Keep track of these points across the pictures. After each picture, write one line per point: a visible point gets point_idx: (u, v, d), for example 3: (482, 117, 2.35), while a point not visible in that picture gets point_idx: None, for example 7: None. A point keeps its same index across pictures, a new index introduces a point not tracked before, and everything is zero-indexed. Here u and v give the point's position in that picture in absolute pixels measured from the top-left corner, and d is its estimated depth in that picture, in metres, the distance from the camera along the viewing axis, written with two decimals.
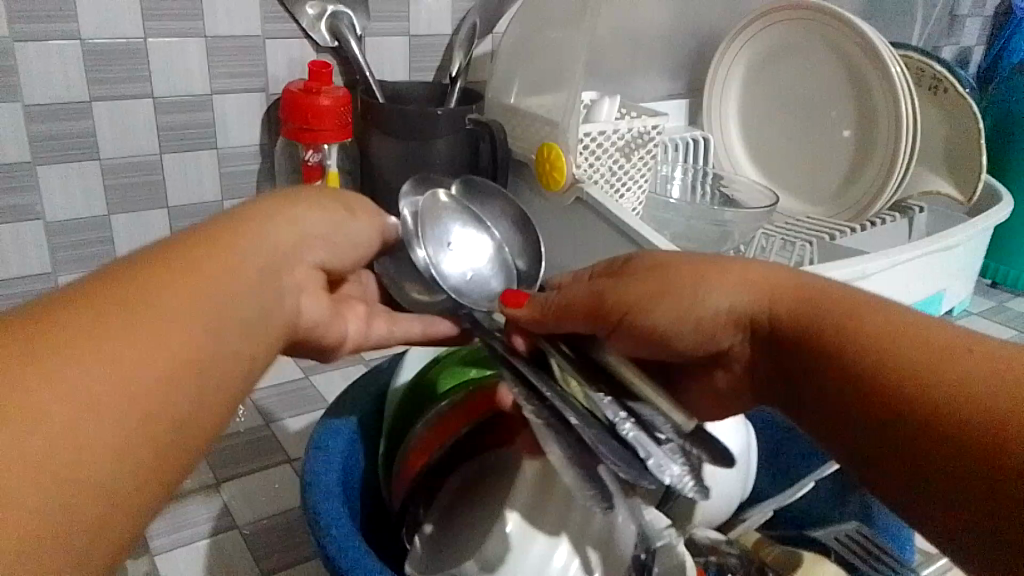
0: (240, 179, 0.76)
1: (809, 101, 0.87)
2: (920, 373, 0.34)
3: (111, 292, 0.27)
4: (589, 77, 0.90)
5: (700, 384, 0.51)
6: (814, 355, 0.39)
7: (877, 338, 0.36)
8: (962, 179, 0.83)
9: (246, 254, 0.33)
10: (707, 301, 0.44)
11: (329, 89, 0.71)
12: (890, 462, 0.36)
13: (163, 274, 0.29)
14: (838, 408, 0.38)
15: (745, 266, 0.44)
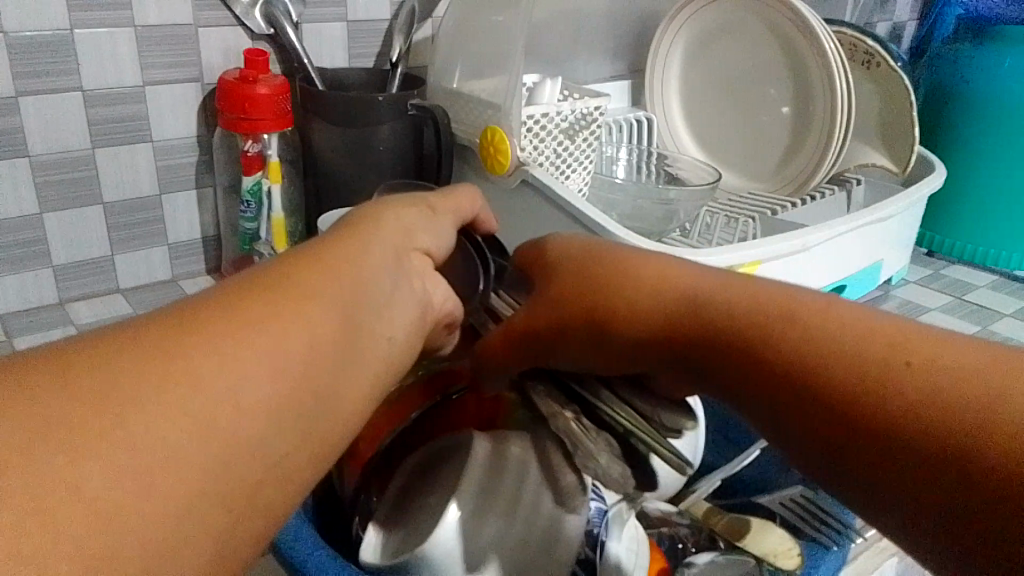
0: (178, 172, 0.73)
1: (747, 78, 0.88)
2: (892, 376, 0.30)
3: (221, 310, 0.27)
4: (532, 61, 0.90)
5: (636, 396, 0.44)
6: (747, 372, 0.34)
7: (840, 336, 0.32)
8: (896, 150, 0.86)
9: (352, 272, 0.32)
10: (626, 323, 0.39)
11: (265, 77, 0.69)
12: (846, 485, 0.31)
13: (271, 293, 0.29)
14: (785, 425, 0.33)
15: (665, 271, 0.40)
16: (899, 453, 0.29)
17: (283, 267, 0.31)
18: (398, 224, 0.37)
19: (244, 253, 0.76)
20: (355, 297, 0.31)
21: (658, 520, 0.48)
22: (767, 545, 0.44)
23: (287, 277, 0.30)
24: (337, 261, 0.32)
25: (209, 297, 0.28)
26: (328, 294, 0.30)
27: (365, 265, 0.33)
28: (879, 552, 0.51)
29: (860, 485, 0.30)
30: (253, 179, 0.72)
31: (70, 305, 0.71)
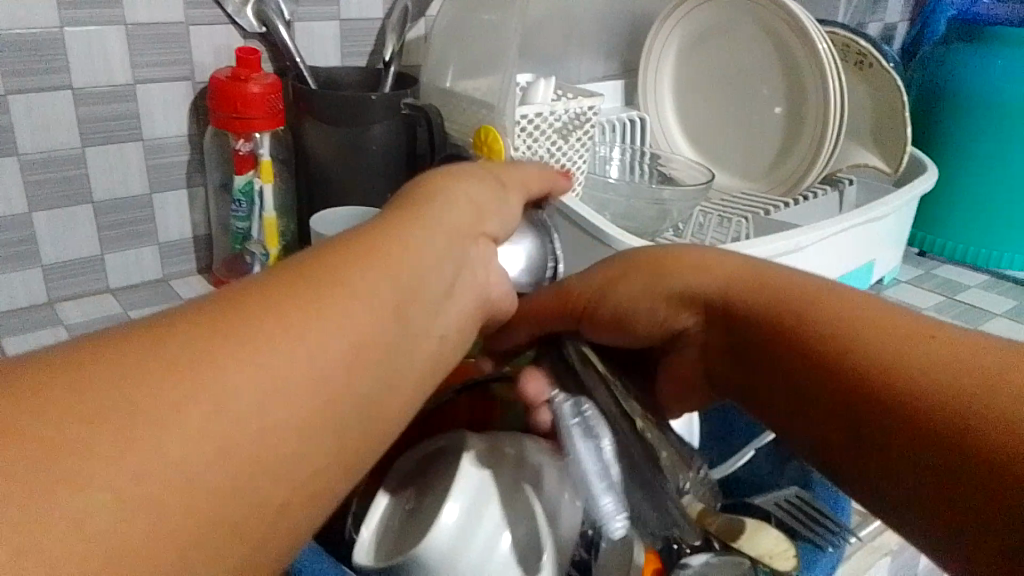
0: (168, 171, 0.73)
1: (740, 78, 0.88)
2: (920, 354, 0.33)
3: (255, 305, 0.26)
4: (525, 60, 0.90)
5: (669, 375, 0.48)
6: (785, 350, 0.38)
7: (866, 322, 0.35)
8: (888, 151, 0.86)
9: (407, 267, 0.31)
10: (673, 285, 0.44)
11: (258, 76, 0.69)
12: (869, 456, 0.34)
13: (313, 285, 0.27)
14: (816, 396, 0.36)
15: (712, 254, 0.44)
16: (925, 429, 0.31)
17: (336, 255, 0.29)
18: (455, 216, 0.36)
19: (236, 252, 0.75)
20: (403, 296, 0.30)
21: None
22: (761, 546, 0.44)
23: (334, 266, 0.29)
24: (389, 252, 0.31)
25: (253, 286, 0.27)
26: (380, 290, 0.29)
27: (415, 261, 0.32)
28: (871, 552, 0.51)
29: (880, 452, 0.33)
30: (245, 178, 0.72)
31: (60, 306, 0.71)
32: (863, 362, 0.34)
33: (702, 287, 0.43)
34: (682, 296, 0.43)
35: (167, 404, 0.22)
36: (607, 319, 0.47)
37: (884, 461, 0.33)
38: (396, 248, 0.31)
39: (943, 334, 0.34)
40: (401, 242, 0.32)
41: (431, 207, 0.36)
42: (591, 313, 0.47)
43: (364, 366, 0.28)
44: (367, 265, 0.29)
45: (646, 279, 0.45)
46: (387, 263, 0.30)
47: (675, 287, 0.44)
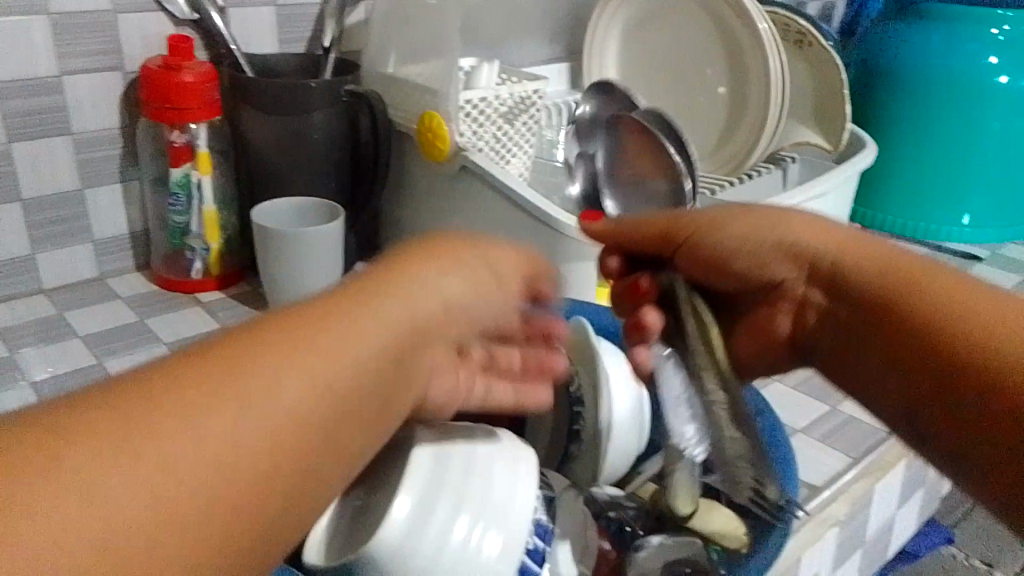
0: (99, 166, 0.70)
1: (683, 59, 0.89)
2: (962, 314, 0.41)
3: (204, 367, 0.26)
4: (468, 44, 0.88)
5: (759, 320, 0.55)
6: (888, 312, 0.45)
7: (959, 305, 0.41)
8: (827, 128, 0.88)
9: (383, 331, 0.31)
10: (787, 238, 0.50)
11: (191, 64, 0.66)
12: (944, 414, 0.41)
13: (270, 346, 0.28)
14: (908, 352, 0.43)
15: (821, 227, 0.50)
16: (958, 373, 0.40)
17: (308, 315, 0.30)
18: (450, 276, 0.36)
19: (176, 248, 0.73)
20: (322, 397, 0.28)
21: (605, 505, 0.49)
22: (718, 526, 0.45)
23: (243, 356, 0.27)
24: (315, 340, 0.29)
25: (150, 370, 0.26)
26: (348, 357, 0.29)
27: (347, 355, 0.29)
28: (820, 523, 0.52)
29: (955, 410, 0.41)
30: (182, 170, 0.70)
31: None
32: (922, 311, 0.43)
33: (805, 241, 0.50)
34: (786, 250, 0.50)
35: (89, 468, 0.23)
36: (706, 258, 0.52)
37: (928, 394, 0.43)
38: (328, 340, 0.29)
39: (995, 296, 0.41)
40: (338, 332, 0.30)
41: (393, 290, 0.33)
42: (686, 245, 0.52)
43: (261, 483, 0.26)
44: (288, 357, 0.28)
45: (747, 226, 0.51)
46: (352, 328, 0.30)
47: (779, 241, 0.50)
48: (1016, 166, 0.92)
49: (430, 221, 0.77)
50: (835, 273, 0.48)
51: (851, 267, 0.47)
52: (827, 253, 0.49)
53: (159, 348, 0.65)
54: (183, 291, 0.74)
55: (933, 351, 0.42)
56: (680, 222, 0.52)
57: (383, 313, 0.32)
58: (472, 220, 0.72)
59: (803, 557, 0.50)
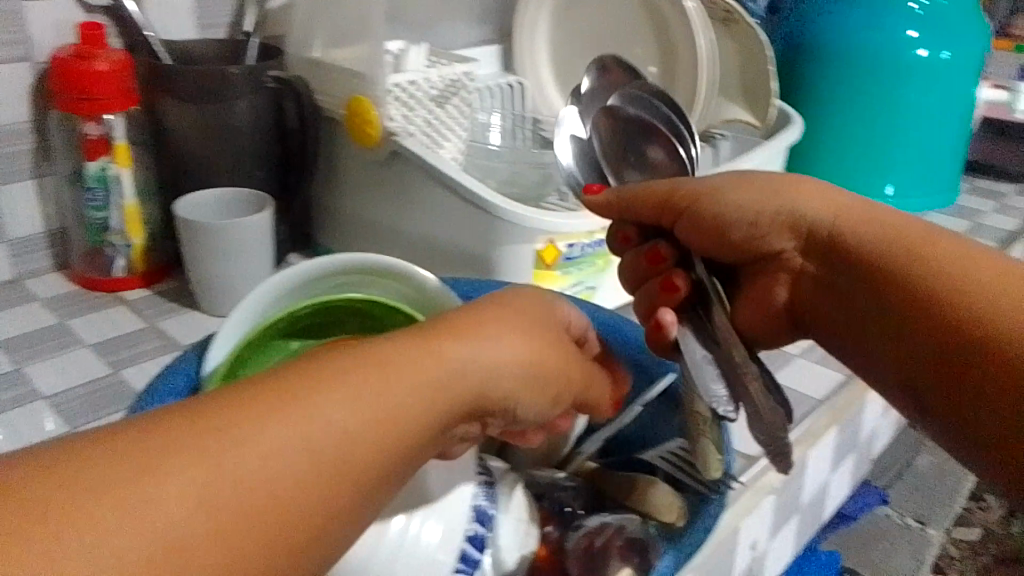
0: (11, 162, 0.67)
1: (613, 38, 0.89)
2: (959, 275, 0.45)
3: (188, 424, 0.25)
4: (396, 26, 0.87)
5: (752, 291, 0.58)
6: (887, 275, 0.48)
7: (955, 270, 0.45)
8: (756, 105, 0.89)
9: (393, 396, 0.29)
10: (787, 208, 0.53)
11: (104, 52, 0.64)
12: (939, 373, 0.45)
13: (267, 406, 0.26)
14: (906, 314, 0.47)
15: (821, 199, 0.52)
16: (956, 330, 0.44)
17: (314, 373, 0.28)
18: (482, 339, 0.34)
19: (94, 246, 0.70)
20: (372, 435, 0.28)
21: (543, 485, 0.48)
22: (656, 500, 0.45)
23: (270, 397, 0.27)
24: (371, 376, 0.29)
25: (203, 400, 0.26)
26: (345, 425, 0.27)
27: (399, 390, 0.30)
28: (757, 493, 0.53)
29: (949, 368, 0.44)
30: (99, 164, 0.67)
31: None
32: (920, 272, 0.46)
33: (808, 212, 0.52)
34: (788, 219, 0.53)
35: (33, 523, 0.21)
36: (708, 227, 0.54)
37: (924, 358, 0.46)
38: (381, 380, 0.29)
39: (989, 258, 0.45)
40: (391, 373, 0.30)
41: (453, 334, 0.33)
42: (689, 212, 0.53)
43: (231, 554, 0.24)
44: (341, 394, 0.28)
45: (750, 196, 0.53)
46: (357, 393, 0.28)
47: (781, 210, 0.53)
48: (935, 136, 0.95)
49: (363, 208, 0.75)
50: (835, 241, 0.51)
51: (851, 233, 0.50)
52: (828, 221, 0.52)
53: (82, 350, 0.63)
54: (105, 290, 0.71)
55: (931, 310, 0.45)
56: (680, 190, 0.53)
57: (446, 361, 0.32)
58: (406, 205, 0.71)
59: (741, 525, 0.51)
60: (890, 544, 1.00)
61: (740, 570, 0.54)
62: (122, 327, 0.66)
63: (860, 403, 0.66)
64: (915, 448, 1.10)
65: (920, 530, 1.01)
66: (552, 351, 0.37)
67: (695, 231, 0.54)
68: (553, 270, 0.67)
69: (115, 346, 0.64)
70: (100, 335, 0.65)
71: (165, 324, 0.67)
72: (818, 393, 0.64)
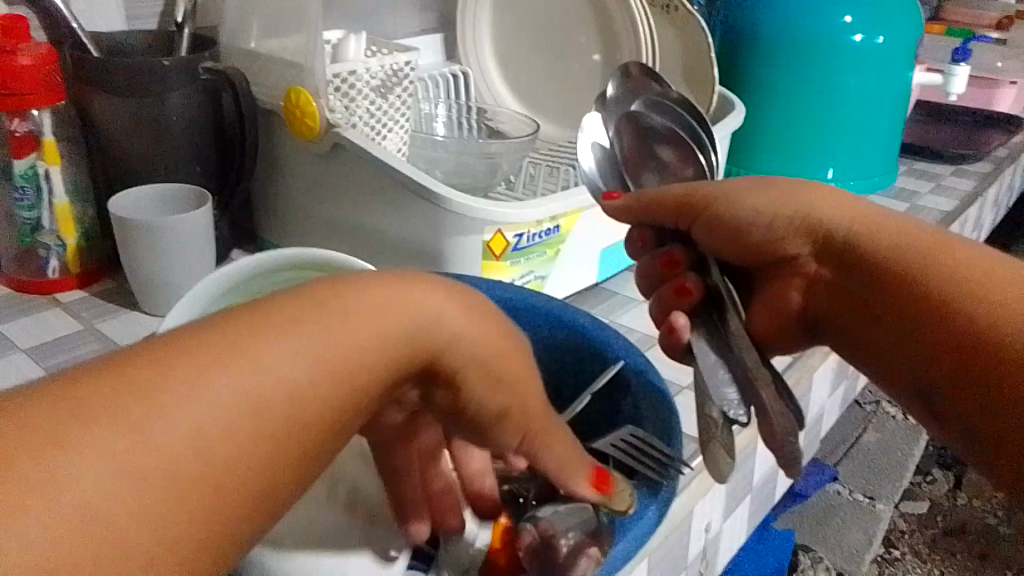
0: None
1: (555, 27, 0.88)
2: (979, 285, 0.46)
3: (120, 378, 0.23)
4: (335, 16, 0.85)
5: (770, 290, 0.59)
6: (908, 281, 0.49)
7: (978, 283, 0.46)
8: (698, 91, 0.89)
9: (345, 361, 0.28)
10: (804, 213, 0.53)
11: (26, 45, 0.60)
12: (962, 383, 0.46)
13: (208, 361, 0.25)
14: (926, 321, 0.48)
15: (840, 204, 0.53)
16: (976, 336, 0.45)
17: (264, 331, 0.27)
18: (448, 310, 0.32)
19: (27, 247, 0.68)
20: (325, 386, 0.27)
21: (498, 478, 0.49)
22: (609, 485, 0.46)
23: (214, 348, 0.25)
24: (327, 318, 0.28)
25: (156, 341, 0.25)
26: (290, 383, 0.26)
27: (358, 336, 0.28)
28: None
29: (969, 379, 0.46)
30: (26, 162, 0.64)
31: None
32: (939, 281, 0.47)
33: (824, 217, 0.53)
34: (803, 225, 0.54)
35: None
36: (727, 230, 0.55)
37: (943, 364, 0.48)
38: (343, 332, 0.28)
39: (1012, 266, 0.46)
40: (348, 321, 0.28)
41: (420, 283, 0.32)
42: (705, 215, 0.54)
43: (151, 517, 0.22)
44: (298, 336, 0.27)
45: (766, 202, 0.54)
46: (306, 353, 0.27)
47: (798, 216, 0.54)
48: (872, 120, 0.97)
49: (307, 202, 0.74)
50: (852, 247, 0.52)
51: (869, 240, 0.51)
52: (843, 228, 0.52)
53: (14, 354, 0.60)
54: (38, 292, 0.68)
55: (949, 315, 0.47)
56: (695, 194, 0.54)
57: (406, 313, 0.30)
58: (351, 198, 0.70)
59: (693, 509, 0.52)
60: (840, 520, 1.04)
61: (694, 552, 0.55)
62: (58, 330, 0.64)
63: (807, 383, 0.67)
64: (862, 425, 1.13)
65: (869, 505, 1.05)
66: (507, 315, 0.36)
67: (712, 236, 0.55)
68: (502, 261, 0.67)
69: (48, 349, 0.61)
70: (36, 338, 0.63)
71: (102, 325, 0.65)
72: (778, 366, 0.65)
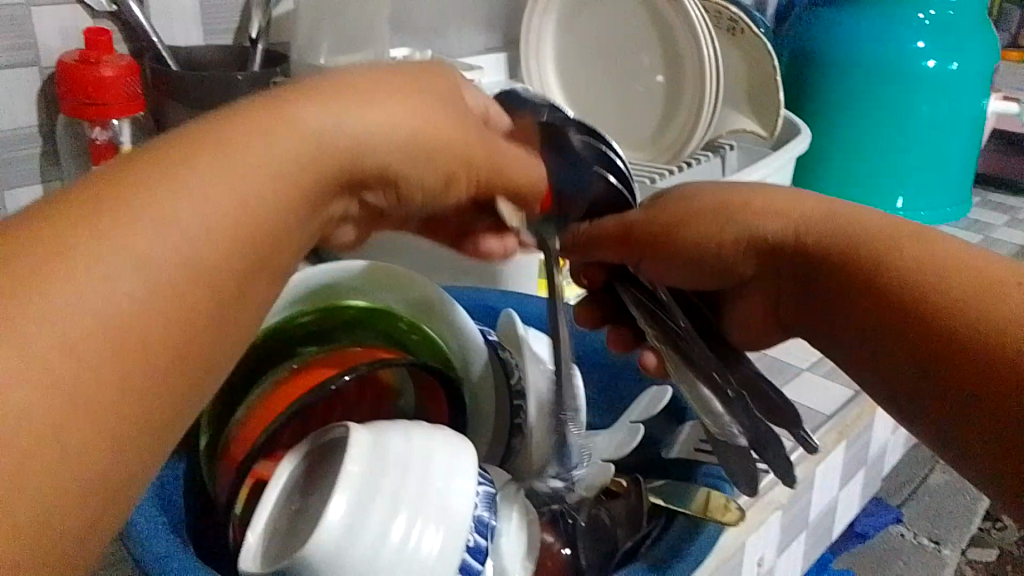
0: (18, 167, 0.67)
1: (619, 48, 0.89)
2: (934, 274, 0.41)
3: (54, 234, 0.25)
4: (400, 34, 0.86)
5: (735, 306, 0.57)
6: (853, 288, 0.44)
7: (936, 280, 0.41)
8: (762, 115, 0.88)
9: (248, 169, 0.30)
10: (743, 230, 0.50)
11: (110, 58, 0.64)
12: (923, 400, 0.41)
13: (122, 196, 0.26)
14: (877, 333, 0.43)
15: (780, 207, 0.49)
16: (939, 346, 0.40)
17: (153, 160, 0.28)
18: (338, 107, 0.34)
19: None
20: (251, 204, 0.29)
21: (549, 496, 0.47)
22: (712, 496, 0.44)
23: (130, 197, 0.26)
24: (217, 158, 0.29)
25: (80, 195, 0.26)
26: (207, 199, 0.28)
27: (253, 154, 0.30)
28: (764, 507, 0.53)
29: (928, 395, 0.41)
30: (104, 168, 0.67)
31: None
32: (885, 269, 0.43)
33: (765, 228, 0.49)
34: (746, 240, 0.50)
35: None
36: (671, 250, 0.52)
37: (901, 383, 0.43)
38: (245, 147, 0.30)
39: (951, 244, 0.43)
40: (248, 141, 0.30)
41: (306, 98, 0.33)
42: (651, 249, 0.52)
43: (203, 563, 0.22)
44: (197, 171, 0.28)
45: (704, 223, 0.51)
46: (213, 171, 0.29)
47: (740, 232, 0.50)
48: (943, 145, 0.94)
49: None
50: (798, 255, 0.48)
51: (815, 238, 0.47)
52: (790, 237, 0.48)
53: None
54: None
55: (895, 307, 0.42)
56: (635, 226, 0.52)
57: (294, 122, 0.32)
58: None
59: (746, 541, 0.51)
60: (904, 564, 0.98)
61: None
62: None
63: (870, 418, 0.65)
64: (928, 465, 1.09)
65: (935, 550, 1.01)
66: (406, 79, 0.37)
67: (662, 262, 0.53)
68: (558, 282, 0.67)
69: None
70: None
71: None
72: (827, 408, 0.63)
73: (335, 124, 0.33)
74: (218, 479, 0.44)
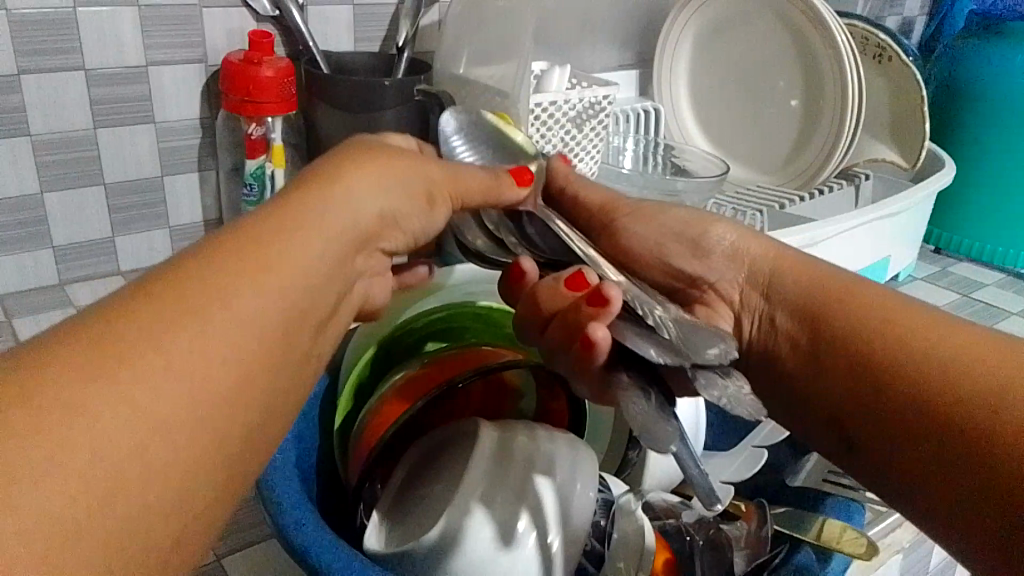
0: (179, 155, 0.72)
1: (755, 71, 0.88)
2: (905, 320, 0.40)
3: (172, 286, 0.26)
4: (538, 48, 0.88)
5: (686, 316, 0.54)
6: (835, 324, 0.43)
7: (912, 322, 0.40)
8: (905, 145, 0.85)
9: (326, 214, 0.33)
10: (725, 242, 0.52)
11: (270, 60, 0.68)
12: (890, 444, 0.38)
13: (229, 256, 0.28)
14: (847, 371, 0.41)
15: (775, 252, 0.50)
16: (909, 377, 0.38)
17: (260, 224, 0.31)
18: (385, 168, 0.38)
19: None
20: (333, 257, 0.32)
21: (663, 512, 0.47)
22: (830, 522, 0.44)
23: (229, 260, 0.28)
24: (293, 219, 0.32)
25: (199, 256, 0.28)
26: (295, 249, 0.30)
27: (316, 210, 0.33)
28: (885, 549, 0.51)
29: (898, 432, 0.38)
30: (257, 162, 0.71)
31: (70, 287, 0.70)
32: (838, 328, 0.43)
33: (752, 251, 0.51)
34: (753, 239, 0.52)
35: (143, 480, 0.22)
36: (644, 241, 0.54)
37: (868, 423, 0.39)
38: (314, 204, 0.33)
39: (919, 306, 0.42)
40: (318, 209, 0.33)
41: (365, 161, 0.37)
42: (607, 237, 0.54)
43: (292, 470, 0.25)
44: (293, 238, 0.31)
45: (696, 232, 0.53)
46: (294, 228, 0.31)
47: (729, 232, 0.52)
48: None
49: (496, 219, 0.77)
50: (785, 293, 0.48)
51: (788, 282, 0.48)
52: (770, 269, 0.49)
53: None
54: None
55: (844, 375, 0.42)
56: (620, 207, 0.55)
57: (357, 185, 0.36)
58: None
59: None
60: None
61: None
62: None
63: None
64: None
65: None
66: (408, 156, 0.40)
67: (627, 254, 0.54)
68: None
69: None
70: None
71: None
72: None
73: (355, 211, 0.35)
74: (349, 465, 0.46)
